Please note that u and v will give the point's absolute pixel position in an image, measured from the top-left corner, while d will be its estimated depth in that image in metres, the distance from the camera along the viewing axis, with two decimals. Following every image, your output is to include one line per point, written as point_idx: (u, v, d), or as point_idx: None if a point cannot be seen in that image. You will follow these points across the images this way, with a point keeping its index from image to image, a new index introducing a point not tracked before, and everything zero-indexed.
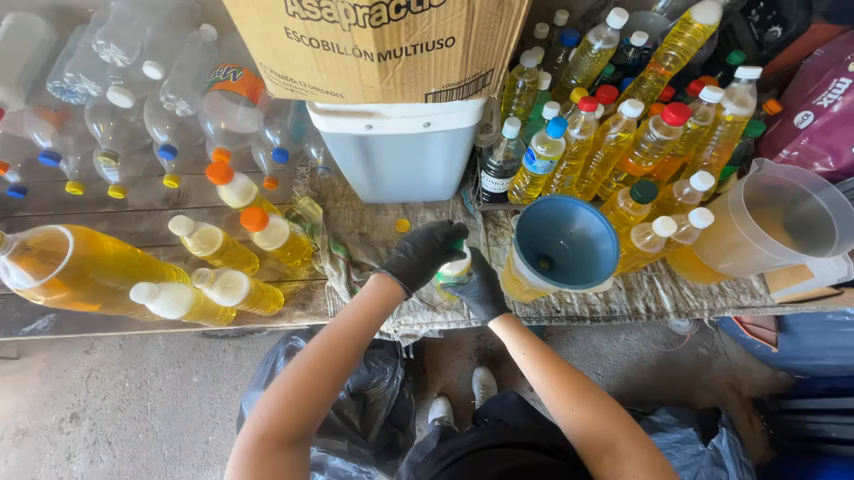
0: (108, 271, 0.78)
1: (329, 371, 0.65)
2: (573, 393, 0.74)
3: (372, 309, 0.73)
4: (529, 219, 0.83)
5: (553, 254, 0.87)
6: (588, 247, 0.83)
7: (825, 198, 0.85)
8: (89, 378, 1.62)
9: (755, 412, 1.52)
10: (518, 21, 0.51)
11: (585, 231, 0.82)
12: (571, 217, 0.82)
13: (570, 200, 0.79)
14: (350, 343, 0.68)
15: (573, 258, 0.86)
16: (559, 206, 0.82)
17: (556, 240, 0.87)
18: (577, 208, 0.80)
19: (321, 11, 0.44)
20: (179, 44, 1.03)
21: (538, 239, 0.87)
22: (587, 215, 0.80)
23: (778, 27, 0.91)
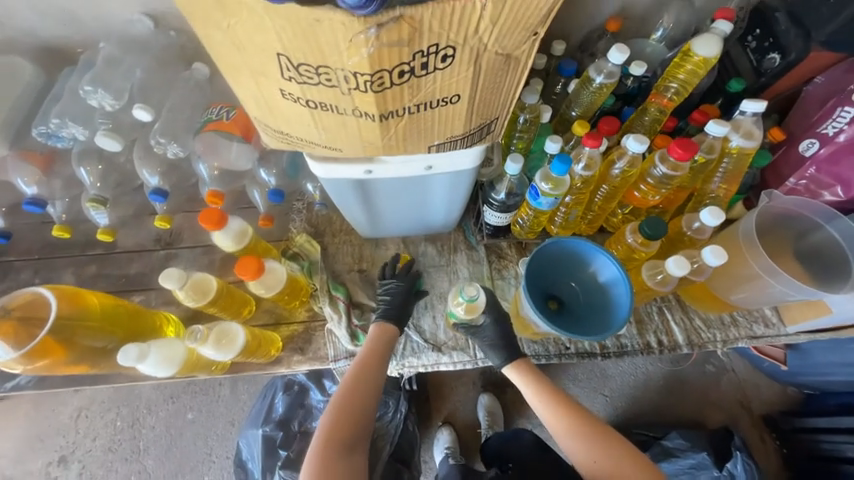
0: (94, 331, 0.74)
1: (356, 407, 0.74)
2: (591, 439, 0.73)
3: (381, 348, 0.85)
4: (541, 257, 0.81)
5: (563, 296, 0.85)
6: (599, 293, 0.81)
7: (837, 228, 0.84)
8: (78, 418, 1.54)
9: (766, 431, 1.48)
10: (525, 74, 0.49)
11: (597, 275, 0.81)
12: (586, 261, 0.81)
13: (588, 244, 0.77)
14: (370, 382, 0.78)
15: (582, 303, 0.84)
16: (575, 247, 0.80)
17: (568, 281, 0.86)
18: (591, 252, 0.79)
19: (319, 76, 0.42)
20: (169, 83, 1.00)
21: (550, 278, 0.86)
22: (602, 260, 0.78)
23: (776, 54, 0.90)
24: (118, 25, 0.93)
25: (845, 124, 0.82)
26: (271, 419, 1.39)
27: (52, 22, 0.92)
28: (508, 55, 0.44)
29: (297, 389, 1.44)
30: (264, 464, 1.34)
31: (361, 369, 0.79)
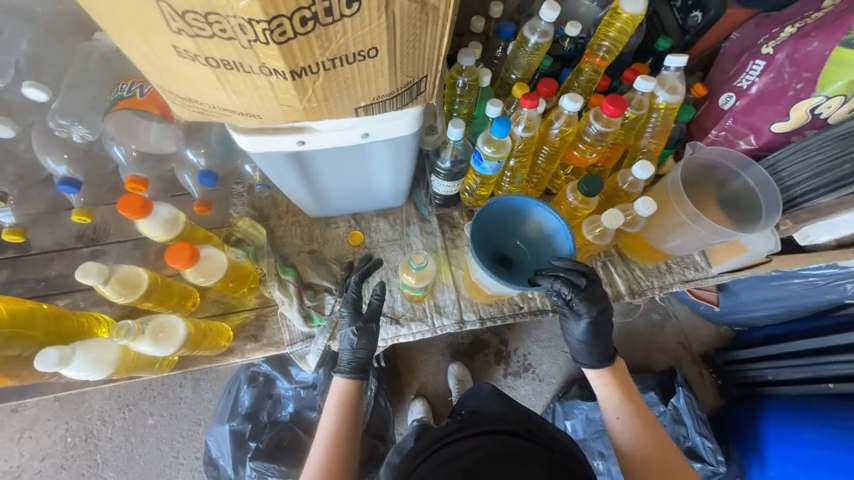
0: (6, 339, 0.66)
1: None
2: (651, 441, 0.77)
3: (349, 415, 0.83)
4: (483, 220, 0.83)
5: (512, 254, 0.87)
6: (544, 243, 0.85)
7: (752, 175, 0.90)
8: (22, 440, 1.42)
9: (705, 367, 1.63)
10: (445, 25, 0.47)
11: (539, 228, 0.84)
12: (525, 215, 0.84)
13: (523, 199, 0.80)
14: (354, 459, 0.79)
15: (530, 257, 0.87)
16: (513, 205, 0.83)
17: (513, 240, 0.88)
18: (530, 207, 0.82)
19: (211, 26, 0.38)
20: (68, 58, 0.88)
21: (497, 240, 0.88)
22: (540, 213, 0.81)
23: (698, 12, 0.96)
24: None
25: (757, 76, 0.87)
26: (238, 413, 1.35)
27: None
28: (422, 1, 0.42)
29: (263, 380, 1.39)
30: (234, 458, 1.30)
31: (343, 427, 0.81)
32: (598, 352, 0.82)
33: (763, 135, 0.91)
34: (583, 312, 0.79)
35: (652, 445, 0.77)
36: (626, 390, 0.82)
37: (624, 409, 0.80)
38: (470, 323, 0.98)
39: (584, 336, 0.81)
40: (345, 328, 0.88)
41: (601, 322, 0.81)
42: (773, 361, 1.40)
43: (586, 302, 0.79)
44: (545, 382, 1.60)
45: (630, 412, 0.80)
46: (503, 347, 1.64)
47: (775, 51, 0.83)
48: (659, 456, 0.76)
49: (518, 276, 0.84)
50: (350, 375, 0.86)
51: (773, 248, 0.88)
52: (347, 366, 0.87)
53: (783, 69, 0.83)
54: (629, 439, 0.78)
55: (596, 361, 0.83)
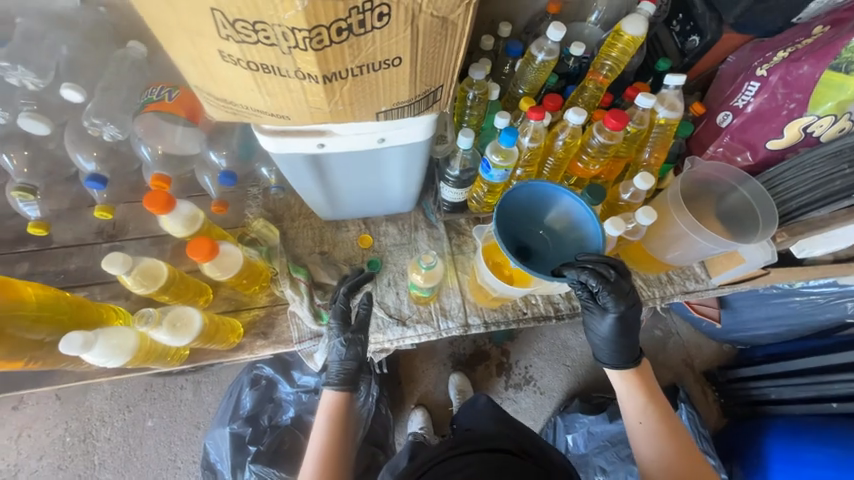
0: (30, 324, 0.69)
1: None
2: (674, 445, 0.78)
3: (340, 425, 0.83)
4: (510, 202, 0.82)
5: (533, 244, 0.87)
6: (569, 235, 0.85)
7: (749, 189, 0.94)
8: (19, 438, 1.42)
9: (707, 385, 1.63)
10: (463, 39, 0.51)
11: (565, 217, 0.83)
12: (554, 204, 0.83)
13: (554, 186, 0.80)
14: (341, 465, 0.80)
15: (552, 249, 0.87)
16: (543, 190, 0.82)
17: (536, 230, 0.88)
18: (559, 194, 0.81)
19: (257, 33, 0.42)
20: (103, 63, 0.94)
21: (520, 227, 0.87)
22: (569, 201, 0.81)
23: (696, 36, 1.01)
24: None
25: (752, 96, 0.92)
26: (239, 416, 1.36)
27: None
28: (444, 17, 0.47)
29: (265, 383, 1.41)
30: (233, 462, 1.30)
31: (332, 438, 0.82)
32: (621, 350, 0.83)
33: (758, 151, 0.95)
34: (610, 306, 0.80)
35: (674, 450, 0.78)
36: (649, 394, 0.83)
37: (645, 413, 0.81)
38: (475, 327, 1.01)
39: (610, 332, 0.81)
40: (334, 339, 0.89)
41: (627, 318, 0.81)
42: (776, 380, 1.41)
43: (614, 297, 0.79)
44: (546, 395, 1.60)
45: (652, 416, 0.81)
46: (505, 359, 1.64)
47: (769, 73, 0.89)
48: (682, 461, 0.77)
49: (537, 267, 0.83)
50: (337, 386, 0.87)
51: (769, 258, 0.90)
52: (335, 377, 0.87)
53: (776, 89, 0.88)
54: (653, 445, 0.79)
55: (620, 358, 0.83)
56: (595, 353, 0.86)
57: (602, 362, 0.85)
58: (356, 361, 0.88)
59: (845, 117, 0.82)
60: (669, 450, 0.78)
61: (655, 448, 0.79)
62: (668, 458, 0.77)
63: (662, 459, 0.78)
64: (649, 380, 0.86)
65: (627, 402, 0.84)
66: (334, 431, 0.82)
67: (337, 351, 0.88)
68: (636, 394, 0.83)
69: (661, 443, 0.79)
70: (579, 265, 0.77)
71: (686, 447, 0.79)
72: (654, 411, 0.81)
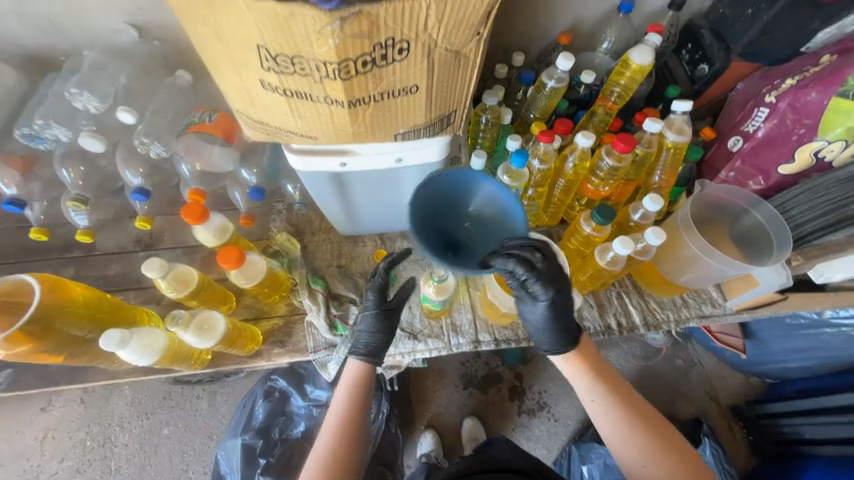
0: (75, 320, 0.75)
1: (344, 465, 0.75)
2: (640, 435, 0.74)
3: (356, 398, 0.82)
4: (431, 188, 0.76)
5: (458, 236, 0.80)
6: (495, 224, 0.80)
7: (762, 212, 0.94)
8: (44, 440, 1.48)
9: (734, 419, 1.54)
10: (475, 69, 0.57)
11: (484, 206, 0.80)
12: (464, 193, 0.80)
13: (470, 172, 0.77)
14: (355, 438, 0.78)
15: (478, 241, 0.81)
16: (460, 179, 0.78)
17: (461, 223, 0.82)
18: (476, 181, 0.78)
19: (294, 65, 0.49)
20: (154, 89, 1.05)
21: (443, 221, 0.81)
22: (489, 188, 0.78)
23: (705, 64, 1.05)
24: (105, 34, 0.99)
25: (762, 121, 0.94)
26: (251, 427, 1.38)
27: (38, 31, 0.97)
28: (457, 50, 0.52)
29: (278, 396, 1.44)
30: (243, 474, 1.32)
31: (350, 411, 0.80)
32: (564, 333, 0.79)
33: (771, 176, 0.96)
34: (545, 294, 0.75)
35: (639, 440, 0.74)
36: (600, 382, 0.79)
37: (602, 401, 0.77)
38: (485, 343, 1.02)
39: (550, 318, 0.77)
40: (367, 308, 0.89)
41: (558, 305, 0.77)
42: (810, 417, 1.31)
43: (543, 282, 0.74)
44: (560, 422, 1.56)
45: (610, 404, 0.77)
46: (517, 383, 1.62)
47: (778, 100, 0.91)
48: (651, 451, 0.73)
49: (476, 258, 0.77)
50: (363, 355, 0.86)
51: (784, 282, 0.89)
52: (362, 348, 0.87)
53: (786, 115, 0.90)
54: (617, 436, 0.76)
55: (563, 342, 0.79)
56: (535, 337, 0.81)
57: (543, 348, 0.81)
58: (385, 335, 0.88)
59: None
60: (637, 442, 0.74)
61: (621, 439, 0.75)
62: (637, 450, 0.74)
63: (631, 449, 0.74)
64: (595, 359, 0.82)
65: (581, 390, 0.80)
66: (353, 407, 0.80)
67: (369, 325, 0.88)
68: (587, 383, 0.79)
69: (623, 434, 0.75)
70: (506, 252, 0.73)
71: (654, 436, 0.75)
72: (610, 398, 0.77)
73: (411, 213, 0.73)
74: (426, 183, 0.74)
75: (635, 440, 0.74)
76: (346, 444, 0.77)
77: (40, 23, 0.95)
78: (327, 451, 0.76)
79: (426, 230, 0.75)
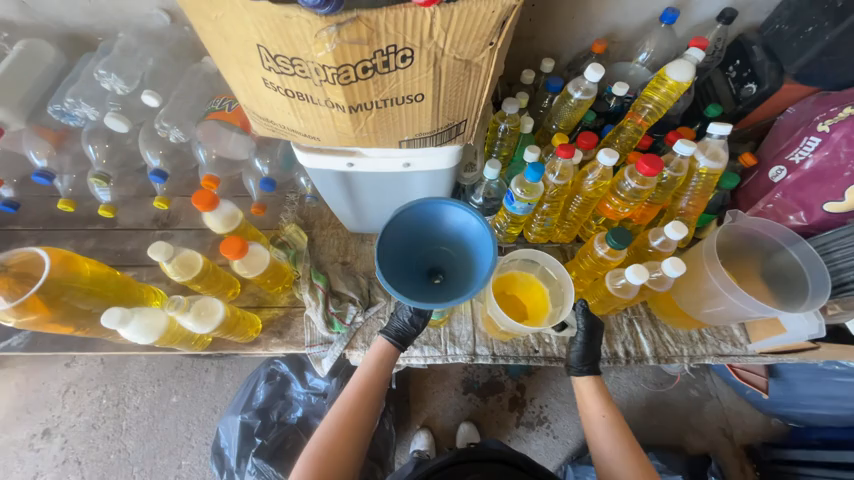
0: (82, 294, 0.78)
1: (355, 428, 0.75)
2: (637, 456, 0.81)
3: (380, 370, 0.80)
4: (400, 225, 0.77)
5: (437, 261, 0.84)
6: (468, 250, 0.80)
7: (798, 251, 0.85)
8: (66, 393, 1.58)
9: (747, 461, 1.44)
10: (487, 79, 0.54)
11: (459, 231, 0.79)
12: (438, 220, 0.79)
13: (435, 200, 0.75)
14: (371, 401, 0.78)
15: (457, 262, 0.82)
16: (425, 209, 0.77)
17: (439, 246, 0.83)
18: (442, 209, 0.76)
19: (293, 67, 0.47)
20: (180, 74, 1.07)
21: (421, 248, 0.83)
22: (458, 214, 0.76)
23: (753, 84, 0.95)
24: (137, 17, 1.01)
25: (810, 152, 0.85)
26: (251, 407, 1.41)
27: (76, 11, 1.00)
28: (467, 60, 0.49)
29: (280, 379, 1.46)
30: (239, 451, 1.35)
31: (372, 379, 0.79)
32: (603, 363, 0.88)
33: (814, 212, 0.87)
34: (581, 332, 0.88)
35: (635, 459, 0.81)
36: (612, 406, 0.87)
37: (611, 417, 0.86)
38: (482, 357, 0.99)
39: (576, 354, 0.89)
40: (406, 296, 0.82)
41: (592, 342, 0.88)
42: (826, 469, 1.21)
43: None
44: (559, 440, 1.51)
45: (616, 426, 0.85)
46: (519, 394, 1.58)
47: (831, 130, 0.82)
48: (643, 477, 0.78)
49: (451, 286, 0.79)
50: (390, 337, 0.81)
51: (815, 333, 0.80)
52: (394, 330, 0.81)
53: (840, 147, 0.80)
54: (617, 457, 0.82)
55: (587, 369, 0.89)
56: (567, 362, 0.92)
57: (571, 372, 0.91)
58: (421, 324, 0.81)
59: None
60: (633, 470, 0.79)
61: (615, 459, 0.82)
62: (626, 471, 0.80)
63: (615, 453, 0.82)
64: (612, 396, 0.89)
65: (590, 406, 0.89)
66: (375, 374, 0.79)
67: (407, 309, 0.82)
68: (600, 398, 0.88)
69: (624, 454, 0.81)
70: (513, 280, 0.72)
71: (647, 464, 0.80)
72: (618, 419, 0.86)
73: (382, 249, 0.75)
74: (391, 217, 0.74)
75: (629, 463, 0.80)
76: (348, 424, 0.75)
77: (78, 5, 0.98)
78: (333, 430, 0.74)
79: (396, 265, 0.77)
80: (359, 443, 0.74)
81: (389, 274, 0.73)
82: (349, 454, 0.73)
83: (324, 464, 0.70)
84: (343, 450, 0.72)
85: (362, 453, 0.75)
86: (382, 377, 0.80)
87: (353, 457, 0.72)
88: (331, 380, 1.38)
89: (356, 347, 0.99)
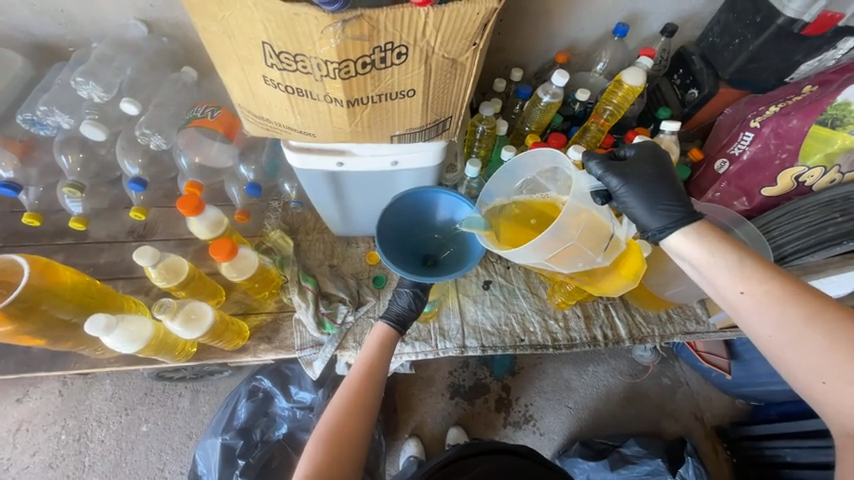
0: (62, 302, 0.76)
1: (361, 408, 0.75)
2: (823, 335, 0.54)
3: (379, 354, 0.83)
4: (396, 214, 0.82)
5: (431, 247, 0.89)
6: (458, 234, 0.86)
7: (744, 231, 0.98)
8: (17, 432, 1.42)
9: (718, 441, 1.53)
10: (471, 77, 0.59)
11: (449, 217, 0.85)
12: (432, 210, 0.85)
13: (431, 189, 0.81)
14: (374, 381, 0.79)
15: (449, 246, 0.87)
16: (420, 197, 0.83)
17: (432, 233, 0.89)
18: (435, 196, 0.83)
19: (297, 63, 0.52)
20: (158, 83, 1.06)
21: (415, 236, 0.88)
22: (449, 200, 0.83)
23: (694, 89, 1.09)
24: (115, 27, 1.00)
25: (747, 145, 0.97)
26: (232, 427, 1.32)
27: (46, 21, 0.98)
28: (454, 59, 0.55)
29: (262, 396, 1.38)
30: (220, 476, 1.26)
31: (372, 364, 0.81)
32: (662, 205, 0.69)
33: (755, 197, 1.00)
34: (613, 182, 0.72)
35: (821, 340, 0.54)
36: (753, 271, 0.59)
37: (758, 288, 0.58)
38: (471, 349, 1.02)
39: (637, 208, 0.70)
40: (404, 285, 0.86)
41: (630, 182, 0.71)
42: (791, 440, 1.33)
43: (604, 195, 0.75)
44: (546, 437, 1.52)
45: (773, 302, 0.57)
46: (505, 395, 1.58)
47: (762, 125, 0.93)
48: (830, 356, 0.53)
49: (444, 267, 0.83)
50: (389, 320, 0.86)
51: None
52: (393, 314, 0.87)
53: (769, 140, 0.92)
54: (782, 344, 0.56)
55: (661, 216, 0.68)
56: (642, 232, 0.72)
57: (654, 241, 0.70)
58: (417, 310, 0.86)
59: (834, 169, 0.89)
60: (826, 361, 0.53)
61: (780, 338, 0.56)
62: (810, 364, 0.54)
63: (773, 329, 0.57)
64: (735, 245, 0.62)
65: (716, 282, 0.62)
66: (374, 360, 0.82)
67: (404, 295, 0.86)
68: (726, 264, 0.61)
69: (794, 341, 0.55)
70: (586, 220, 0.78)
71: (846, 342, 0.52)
72: (772, 287, 0.58)
73: (378, 235, 0.79)
74: (387, 206, 0.79)
75: (807, 350, 0.54)
76: (353, 405, 0.75)
77: (51, 14, 0.96)
78: (342, 408, 0.74)
79: (392, 250, 0.81)
80: (366, 421, 0.75)
81: (387, 256, 0.77)
82: (357, 431, 0.73)
83: (334, 436, 0.71)
84: (352, 428, 0.73)
85: (369, 432, 0.75)
86: (379, 360, 0.82)
87: (364, 436, 0.73)
88: (318, 391, 1.35)
89: (347, 347, 0.99)
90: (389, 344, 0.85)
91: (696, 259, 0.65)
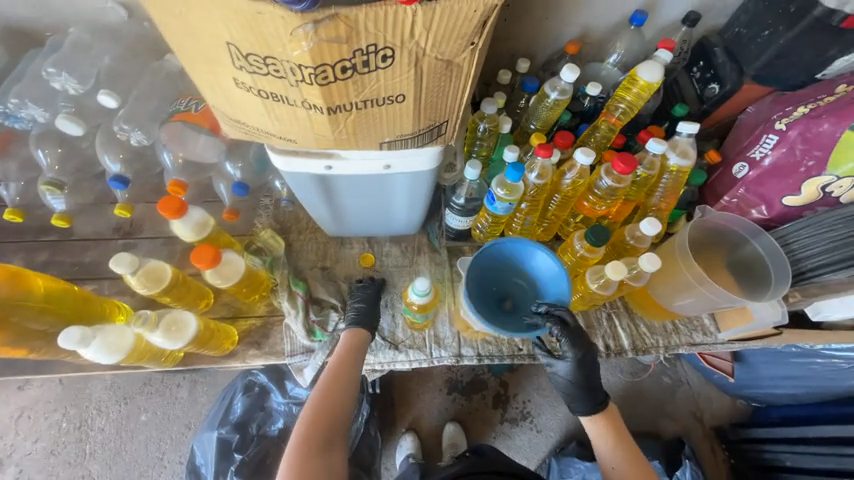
0: (35, 314, 0.73)
1: (334, 398, 0.78)
2: None
3: (349, 352, 0.86)
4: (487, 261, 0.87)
5: (512, 293, 0.91)
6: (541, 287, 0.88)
7: (762, 244, 0.92)
8: (19, 419, 1.43)
9: (717, 442, 1.51)
10: (468, 80, 0.53)
11: (534, 271, 0.87)
12: (517, 261, 0.88)
13: (521, 243, 0.84)
14: (347, 372, 0.83)
15: (528, 294, 0.90)
16: (515, 248, 0.86)
17: (514, 279, 0.91)
18: (530, 250, 0.85)
19: (267, 67, 0.46)
20: (140, 73, 1.00)
21: (496, 281, 0.92)
22: (541, 257, 0.84)
23: (716, 84, 1.00)
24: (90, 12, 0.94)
25: (769, 149, 0.90)
26: (228, 421, 1.31)
27: (17, 5, 0.91)
28: (448, 60, 0.48)
29: (258, 390, 1.36)
30: (217, 468, 1.26)
31: (343, 359, 0.85)
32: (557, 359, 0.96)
33: (775, 206, 0.93)
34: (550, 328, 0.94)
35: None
36: (627, 452, 0.79)
37: (616, 460, 0.79)
38: (468, 358, 0.98)
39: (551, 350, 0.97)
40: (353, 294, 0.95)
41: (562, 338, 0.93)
42: (792, 446, 1.29)
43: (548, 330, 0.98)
44: (542, 434, 1.51)
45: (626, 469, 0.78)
46: (503, 391, 1.56)
47: (788, 128, 0.86)
48: None
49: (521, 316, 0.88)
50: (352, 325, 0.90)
51: (777, 320, 0.89)
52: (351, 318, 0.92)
53: (795, 144, 0.86)
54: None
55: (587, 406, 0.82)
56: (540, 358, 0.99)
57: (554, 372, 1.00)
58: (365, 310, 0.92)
59: None
60: None
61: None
62: None
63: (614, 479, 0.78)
64: (623, 428, 0.83)
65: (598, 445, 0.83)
66: (344, 356, 0.85)
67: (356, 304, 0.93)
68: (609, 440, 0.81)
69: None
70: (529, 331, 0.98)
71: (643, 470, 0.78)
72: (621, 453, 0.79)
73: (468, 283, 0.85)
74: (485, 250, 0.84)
75: None
76: (327, 397, 0.78)
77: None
78: (315, 403, 0.77)
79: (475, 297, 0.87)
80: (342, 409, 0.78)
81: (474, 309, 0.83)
82: (334, 420, 0.76)
83: (310, 429, 0.73)
84: (329, 417, 0.76)
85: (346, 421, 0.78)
86: (349, 357, 0.85)
87: (344, 412, 0.78)
88: None
89: None
90: (357, 343, 0.88)
91: (596, 430, 0.83)
